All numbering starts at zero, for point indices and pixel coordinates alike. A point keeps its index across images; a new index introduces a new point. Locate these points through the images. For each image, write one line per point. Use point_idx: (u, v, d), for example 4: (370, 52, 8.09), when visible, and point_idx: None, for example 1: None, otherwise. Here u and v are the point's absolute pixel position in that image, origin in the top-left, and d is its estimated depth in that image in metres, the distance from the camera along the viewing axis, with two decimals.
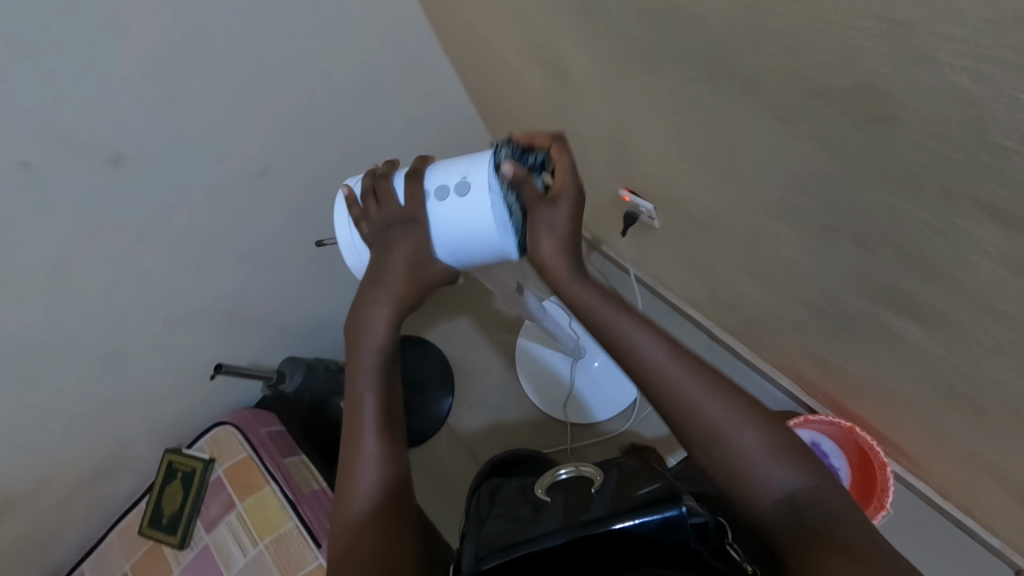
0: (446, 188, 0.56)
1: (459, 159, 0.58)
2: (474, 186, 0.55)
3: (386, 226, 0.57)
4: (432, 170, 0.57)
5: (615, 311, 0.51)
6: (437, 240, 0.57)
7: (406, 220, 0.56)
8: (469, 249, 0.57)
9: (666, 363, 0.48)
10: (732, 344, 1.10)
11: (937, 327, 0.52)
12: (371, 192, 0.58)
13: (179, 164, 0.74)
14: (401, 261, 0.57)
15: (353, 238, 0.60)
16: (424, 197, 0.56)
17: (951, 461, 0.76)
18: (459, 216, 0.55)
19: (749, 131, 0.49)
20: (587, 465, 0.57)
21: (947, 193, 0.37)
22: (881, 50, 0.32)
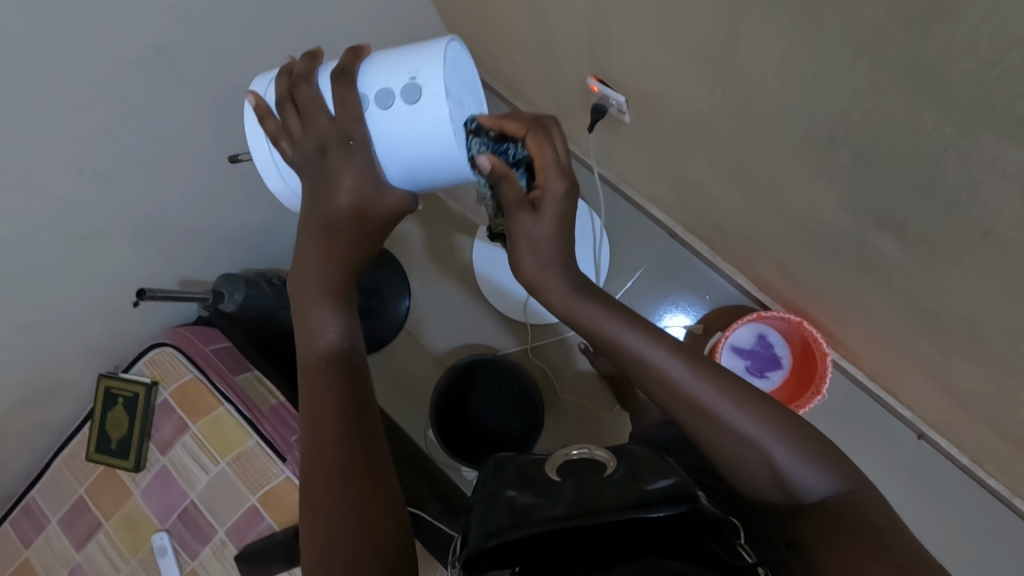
0: (389, 92, 0.47)
1: (402, 52, 0.48)
2: (426, 90, 0.47)
3: (318, 146, 0.49)
4: (369, 67, 0.48)
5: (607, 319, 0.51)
6: (383, 157, 0.49)
7: (340, 138, 0.48)
8: (423, 170, 0.51)
9: (657, 357, 0.49)
10: (692, 243, 1.10)
11: (918, 241, 0.51)
12: (288, 100, 0.49)
13: (41, 38, 0.58)
14: (347, 188, 0.49)
15: (274, 161, 0.52)
16: (363, 103, 0.48)
17: (888, 353, 0.82)
18: (408, 128, 0.47)
19: (763, 13, 0.41)
20: (598, 448, 0.52)
21: (990, 105, 0.32)
22: None
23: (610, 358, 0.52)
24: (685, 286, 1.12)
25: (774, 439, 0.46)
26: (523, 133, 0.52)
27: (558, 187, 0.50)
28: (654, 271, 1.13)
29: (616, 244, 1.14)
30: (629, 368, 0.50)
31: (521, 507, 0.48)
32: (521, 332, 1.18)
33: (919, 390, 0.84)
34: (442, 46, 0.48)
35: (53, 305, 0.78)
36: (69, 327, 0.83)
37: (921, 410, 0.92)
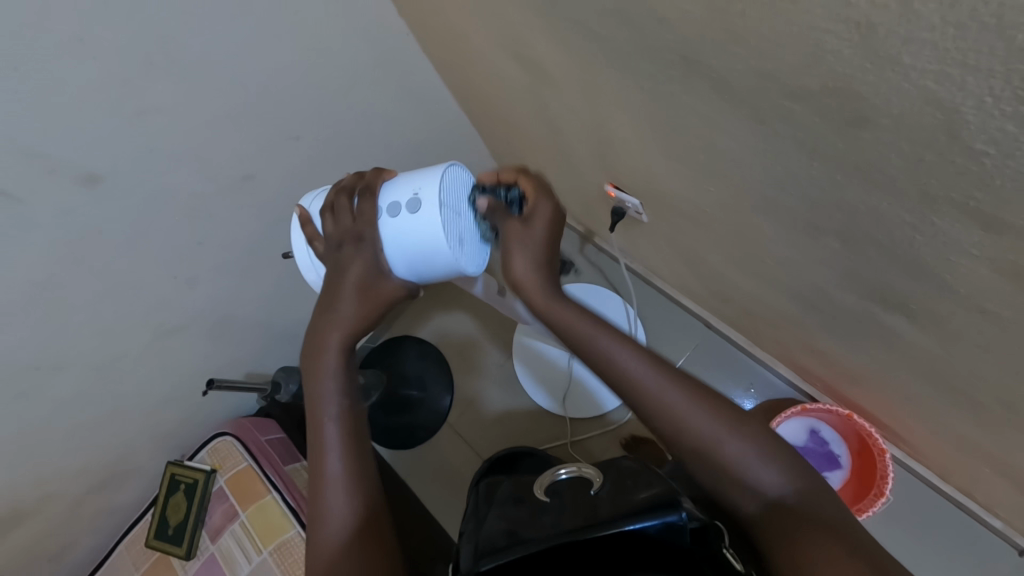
0: (398, 204, 0.56)
1: (413, 173, 0.58)
2: (425, 203, 0.55)
3: (337, 243, 0.59)
4: (386, 184, 0.58)
5: (590, 332, 0.57)
6: (392, 258, 0.57)
7: (354, 238, 0.57)
8: (426, 267, 0.58)
9: (650, 379, 0.53)
10: (731, 334, 1.09)
11: (931, 325, 0.51)
12: (327, 206, 0.59)
13: (161, 176, 0.74)
14: (354, 281, 0.58)
15: (310, 258, 0.63)
16: (377, 213, 0.57)
17: (950, 448, 0.75)
18: (409, 232, 0.56)
19: (729, 129, 0.47)
20: (586, 466, 0.63)
21: (934, 200, 0.36)
22: (860, 57, 0.30)
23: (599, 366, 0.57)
24: (727, 377, 1.10)
25: (753, 458, 0.48)
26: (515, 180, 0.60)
27: (544, 203, 0.58)
28: (694, 362, 1.13)
29: (652, 336, 1.17)
30: (606, 365, 0.56)
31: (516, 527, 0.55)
32: (560, 425, 1.18)
33: (996, 490, 0.76)
34: (442, 168, 0.57)
35: (147, 388, 0.90)
36: (147, 415, 0.94)
37: (1010, 516, 0.81)
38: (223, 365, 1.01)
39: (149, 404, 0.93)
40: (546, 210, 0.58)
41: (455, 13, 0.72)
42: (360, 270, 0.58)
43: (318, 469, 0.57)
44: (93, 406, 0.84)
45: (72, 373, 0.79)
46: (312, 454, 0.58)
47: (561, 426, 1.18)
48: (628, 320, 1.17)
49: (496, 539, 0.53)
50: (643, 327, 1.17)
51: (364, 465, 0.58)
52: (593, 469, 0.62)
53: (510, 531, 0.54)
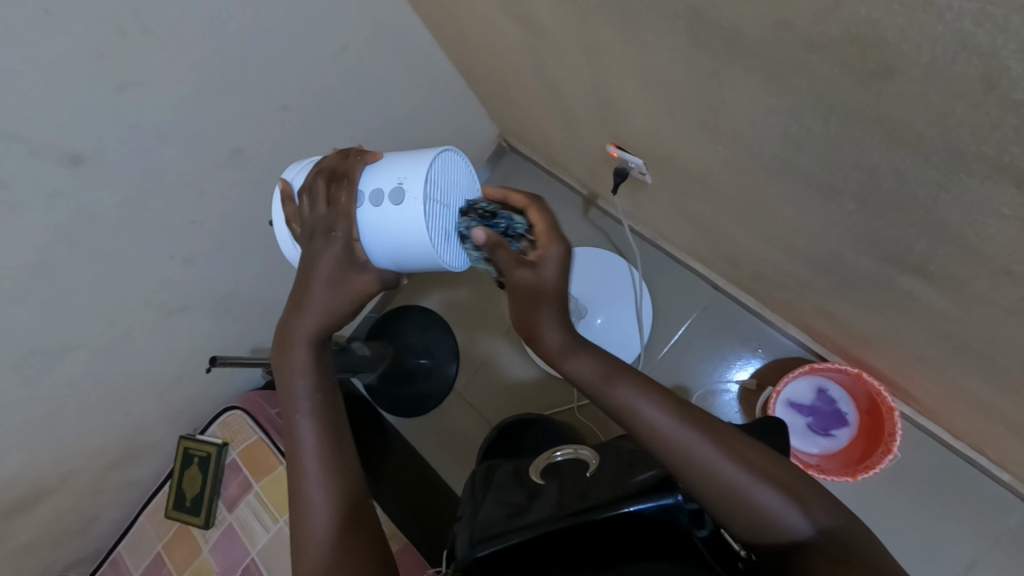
0: (380, 193, 0.54)
1: (399, 159, 0.55)
2: (408, 195, 0.53)
3: (309, 232, 0.56)
4: (369, 170, 0.55)
5: (603, 381, 0.50)
6: (373, 247, 0.55)
7: (325, 228, 0.55)
8: (406, 259, 0.56)
9: (668, 426, 0.48)
10: (738, 296, 1.07)
11: (949, 287, 0.49)
12: (306, 189, 0.57)
13: (149, 153, 0.71)
14: (323, 276, 0.55)
15: (287, 235, 0.60)
16: (358, 200, 0.55)
17: (964, 408, 0.74)
18: (390, 224, 0.53)
19: (738, 85, 0.44)
20: (583, 447, 0.65)
21: (963, 159, 0.33)
22: (891, 2, 0.27)
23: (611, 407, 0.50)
24: (735, 339, 1.08)
25: (766, 485, 0.46)
26: (526, 207, 0.56)
27: (557, 249, 0.52)
28: (700, 325, 1.12)
29: (658, 299, 1.15)
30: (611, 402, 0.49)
31: (517, 509, 0.58)
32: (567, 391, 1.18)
33: (1008, 446, 0.75)
34: (428, 158, 0.54)
35: (153, 367, 0.90)
36: (156, 393, 0.94)
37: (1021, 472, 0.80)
38: (228, 342, 1.00)
39: (157, 382, 0.93)
40: (559, 259, 0.52)
41: None
42: (330, 264, 0.55)
43: (297, 468, 0.56)
44: (101, 387, 0.85)
45: (76, 356, 0.78)
46: (291, 453, 0.57)
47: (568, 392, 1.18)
48: (633, 284, 1.15)
49: (501, 519, 0.57)
50: (648, 290, 1.16)
51: (344, 463, 0.56)
52: (589, 449, 0.65)
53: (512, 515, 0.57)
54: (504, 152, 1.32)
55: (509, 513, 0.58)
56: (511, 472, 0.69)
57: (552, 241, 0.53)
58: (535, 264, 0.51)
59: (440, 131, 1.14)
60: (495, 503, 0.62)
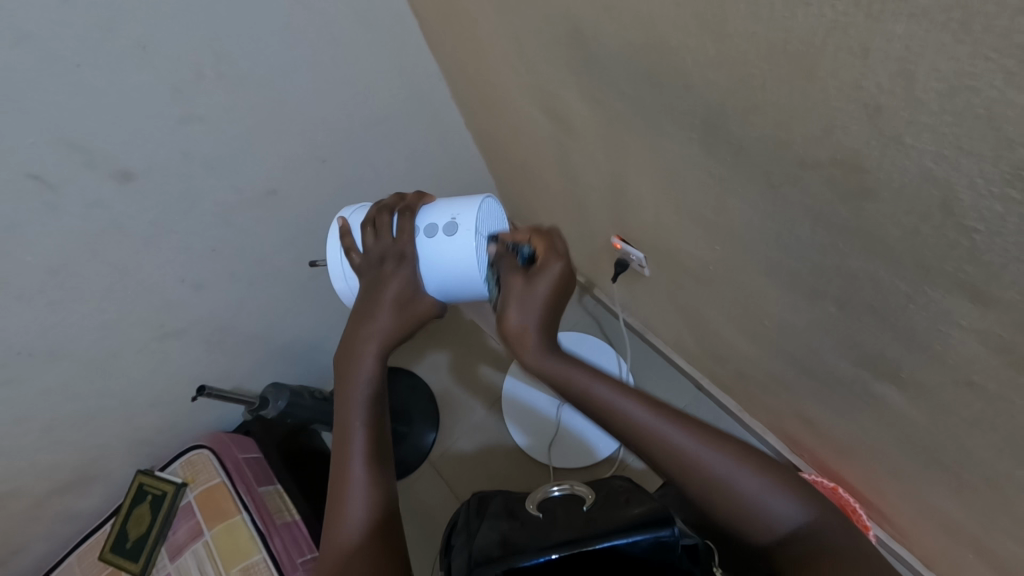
0: (436, 227, 0.60)
1: (451, 200, 0.63)
2: (462, 228, 0.60)
3: (377, 258, 0.60)
4: (425, 209, 0.62)
5: (597, 380, 0.55)
6: (425, 276, 0.61)
7: (395, 255, 0.60)
8: (454, 286, 0.62)
9: (659, 425, 0.52)
10: (719, 396, 1.11)
11: (919, 396, 0.53)
12: (368, 225, 0.62)
13: (190, 182, 0.76)
14: (391, 296, 0.59)
15: (343, 268, 0.64)
16: (416, 233, 0.61)
17: (935, 530, 0.76)
18: (446, 253, 0.60)
19: (739, 189, 0.51)
20: (580, 484, 0.65)
21: (927, 271, 0.39)
22: (870, 135, 0.33)
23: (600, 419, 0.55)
24: None
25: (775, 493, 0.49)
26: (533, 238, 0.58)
27: (555, 268, 0.55)
28: None
29: (642, 390, 1.18)
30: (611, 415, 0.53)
31: (508, 536, 0.55)
32: (544, 473, 1.16)
33: None
34: (477, 200, 0.62)
35: (133, 387, 0.88)
36: (126, 417, 0.91)
37: None
38: (212, 374, 0.99)
39: (131, 405, 0.91)
40: (553, 276, 0.55)
41: (491, 65, 0.78)
42: (398, 287, 0.60)
43: (341, 476, 0.56)
44: (76, 401, 0.82)
45: (64, 364, 0.78)
46: (334, 459, 0.57)
47: (545, 475, 1.16)
48: (621, 373, 1.18)
49: (489, 546, 0.54)
50: (634, 381, 1.19)
51: (388, 478, 0.57)
52: (585, 487, 0.65)
53: (508, 542, 0.53)
54: None
55: (504, 540, 0.54)
56: (503, 507, 0.67)
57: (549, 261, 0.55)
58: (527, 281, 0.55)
59: None
60: (487, 531, 0.59)
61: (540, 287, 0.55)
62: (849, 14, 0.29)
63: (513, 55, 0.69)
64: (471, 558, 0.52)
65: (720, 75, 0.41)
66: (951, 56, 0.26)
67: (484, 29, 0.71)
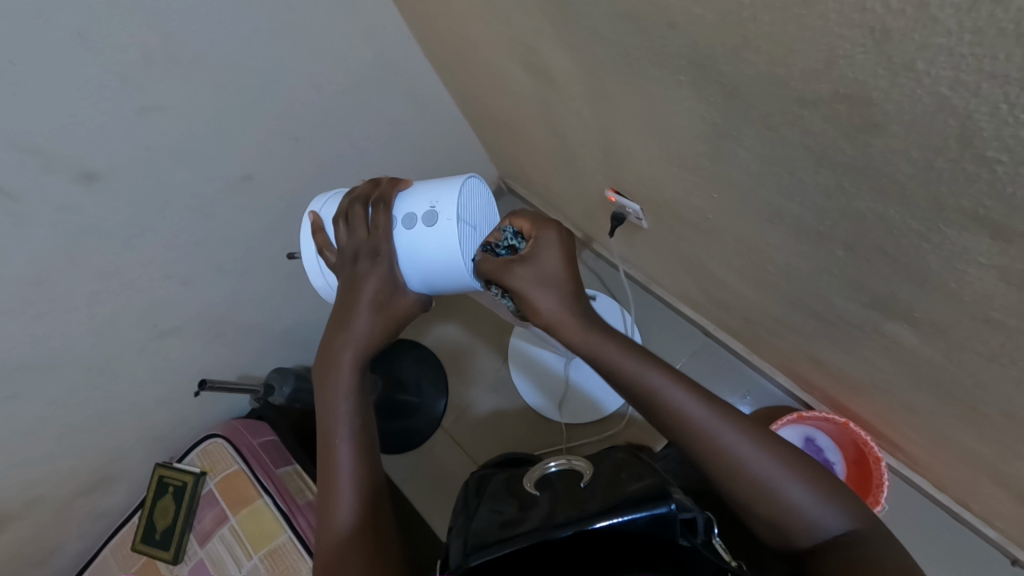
0: (414, 217, 0.58)
1: (428, 185, 0.59)
2: (442, 217, 0.57)
3: (352, 256, 0.58)
4: (402, 196, 0.59)
5: (645, 366, 0.53)
6: (407, 270, 0.59)
7: (369, 252, 0.57)
8: (439, 279, 0.60)
9: (708, 421, 0.51)
10: (727, 342, 1.10)
11: (930, 332, 0.51)
12: (342, 218, 0.59)
13: (158, 177, 0.73)
14: (369, 299, 0.58)
15: (319, 266, 0.63)
16: (394, 223, 0.58)
17: (950, 458, 0.75)
18: (427, 245, 0.57)
19: (741, 133, 0.46)
20: (577, 458, 0.64)
21: (942, 205, 0.36)
22: (872, 58, 0.30)
23: (644, 407, 0.54)
24: (724, 384, 1.10)
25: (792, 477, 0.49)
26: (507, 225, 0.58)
27: (552, 234, 0.54)
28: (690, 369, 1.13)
29: (648, 342, 1.17)
30: (657, 408, 0.53)
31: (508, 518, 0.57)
32: (557, 431, 1.17)
33: (991, 501, 0.77)
34: (457, 183, 0.59)
35: (133, 391, 0.88)
36: (135, 416, 0.92)
37: (1005, 526, 0.81)
38: (215, 366, 0.99)
39: (141, 405, 0.91)
40: (551, 243, 0.54)
41: (461, 19, 0.72)
42: (375, 287, 0.58)
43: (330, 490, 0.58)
44: (83, 406, 0.82)
45: (63, 371, 0.77)
46: (324, 471, 0.59)
47: (557, 433, 1.17)
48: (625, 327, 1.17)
49: (492, 528, 0.55)
50: (640, 333, 1.17)
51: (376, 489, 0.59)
52: (583, 461, 0.63)
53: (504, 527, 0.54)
54: (502, 191, 1.35)
55: (502, 523, 0.56)
56: (504, 488, 0.68)
57: (542, 230, 0.55)
58: (528, 259, 0.54)
59: (441, 171, 1.18)
60: (487, 513, 0.61)
61: (547, 256, 0.54)
62: None
63: (482, 5, 0.64)
64: (471, 541, 0.53)
65: (708, 9, 0.36)
66: None
67: None
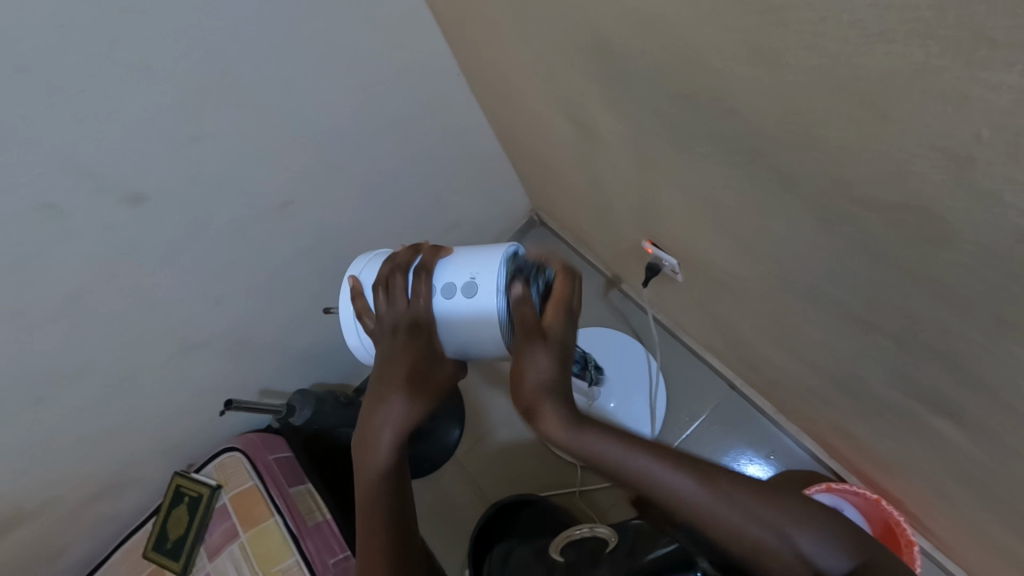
0: (454, 287, 0.60)
1: (468, 255, 0.62)
2: (482, 288, 0.58)
3: (391, 326, 0.60)
4: (442, 265, 0.62)
5: (626, 449, 0.50)
6: (446, 338, 0.61)
7: (408, 323, 0.59)
8: (477, 346, 0.62)
9: (704, 500, 0.48)
10: (754, 398, 1.07)
11: (980, 436, 0.48)
12: (380, 289, 0.61)
13: (202, 202, 0.75)
14: (405, 376, 0.57)
15: (356, 327, 0.65)
16: (433, 293, 0.60)
17: (986, 555, 0.71)
18: (467, 315, 0.59)
19: (791, 216, 0.45)
20: (600, 526, 0.67)
21: (1013, 325, 0.34)
22: (949, 178, 0.28)
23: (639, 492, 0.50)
24: (747, 442, 1.06)
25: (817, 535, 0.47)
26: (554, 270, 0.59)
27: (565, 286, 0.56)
28: (713, 422, 1.10)
29: (671, 390, 1.14)
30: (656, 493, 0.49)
31: None
32: (571, 472, 1.15)
33: None
34: (498, 254, 0.60)
35: (157, 400, 0.89)
36: (158, 424, 0.93)
37: None
38: (238, 380, 1.00)
39: (164, 414, 0.93)
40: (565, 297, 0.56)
41: (506, 65, 0.73)
42: (412, 364, 0.58)
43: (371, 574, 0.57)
44: (109, 412, 0.84)
45: (95, 378, 0.79)
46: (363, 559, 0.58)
47: (572, 473, 1.15)
48: (648, 372, 1.14)
49: None
50: (663, 380, 1.15)
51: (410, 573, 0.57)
52: (605, 528, 0.67)
53: None
54: (533, 224, 1.35)
55: None
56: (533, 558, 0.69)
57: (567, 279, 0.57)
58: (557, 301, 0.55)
59: (477, 202, 1.19)
60: None
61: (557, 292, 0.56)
62: (942, 56, 0.23)
63: (532, 58, 0.64)
64: None
65: (773, 105, 0.35)
66: None
67: (500, 31, 0.66)
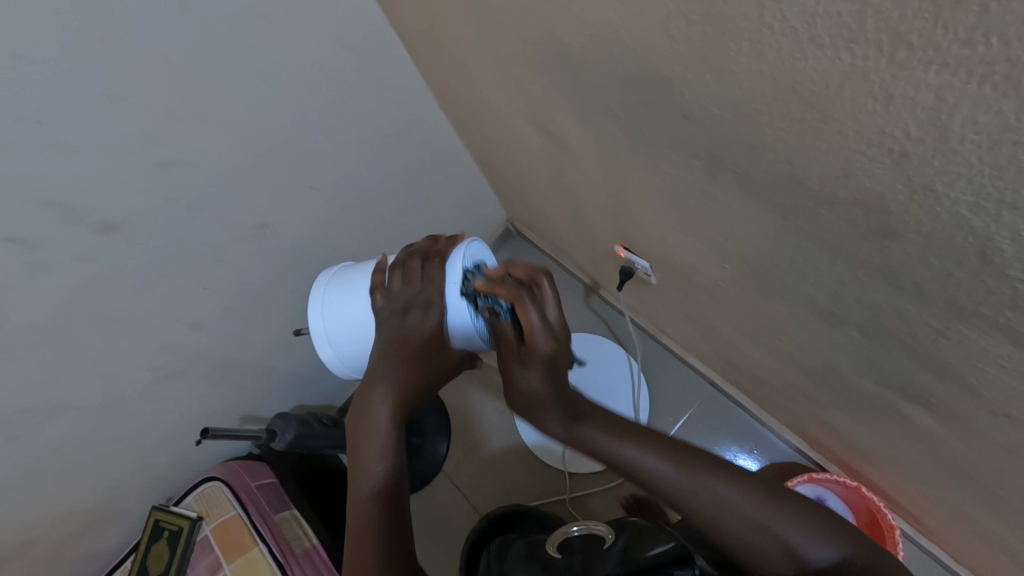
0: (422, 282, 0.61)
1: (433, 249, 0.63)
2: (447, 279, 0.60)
3: (393, 312, 0.60)
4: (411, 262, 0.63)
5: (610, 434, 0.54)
6: None
7: (421, 303, 0.59)
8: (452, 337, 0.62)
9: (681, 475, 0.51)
10: (734, 395, 1.08)
11: (948, 418, 0.50)
12: (378, 286, 0.62)
13: (174, 225, 0.74)
14: (412, 355, 0.59)
15: (326, 335, 0.66)
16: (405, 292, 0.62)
17: (967, 533, 0.73)
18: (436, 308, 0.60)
19: (752, 215, 0.47)
20: (598, 523, 0.65)
21: (964, 308, 0.35)
22: (889, 173, 0.30)
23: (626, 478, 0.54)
24: (731, 438, 1.08)
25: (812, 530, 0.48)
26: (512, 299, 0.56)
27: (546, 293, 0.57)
28: (697, 421, 1.11)
29: (654, 392, 1.15)
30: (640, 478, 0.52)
31: None
32: (560, 480, 1.15)
33: None
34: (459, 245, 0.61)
35: (134, 433, 0.87)
36: (135, 458, 0.91)
37: None
38: (218, 408, 0.98)
39: (141, 447, 0.90)
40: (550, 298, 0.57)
41: (472, 79, 0.74)
42: (420, 343, 0.59)
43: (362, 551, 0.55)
44: (84, 448, 0.82)
45: (69, 415, 0.77)
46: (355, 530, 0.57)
47: (562, 481, 1.15)
48: (631, 375, 1.15)
49: None
50: (646, 382, 1.16)
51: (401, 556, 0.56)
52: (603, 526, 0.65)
53: None
54: (511, 235, 1.36)
55: None
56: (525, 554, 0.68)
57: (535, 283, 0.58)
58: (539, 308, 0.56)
59: (454, 215, 1.19)
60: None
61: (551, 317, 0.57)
62: (869, 58, 0.25)
63: (496, 72, 0.65)
64: None
65: (724, 109, 0.37)
66: (992, 110, 0.22)
67: (464, 47, 0.67)
